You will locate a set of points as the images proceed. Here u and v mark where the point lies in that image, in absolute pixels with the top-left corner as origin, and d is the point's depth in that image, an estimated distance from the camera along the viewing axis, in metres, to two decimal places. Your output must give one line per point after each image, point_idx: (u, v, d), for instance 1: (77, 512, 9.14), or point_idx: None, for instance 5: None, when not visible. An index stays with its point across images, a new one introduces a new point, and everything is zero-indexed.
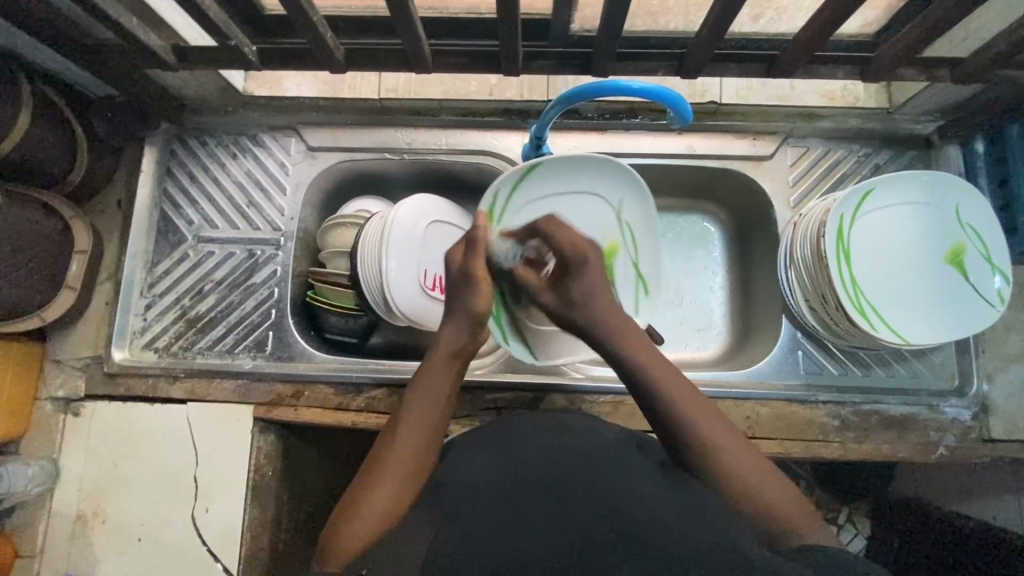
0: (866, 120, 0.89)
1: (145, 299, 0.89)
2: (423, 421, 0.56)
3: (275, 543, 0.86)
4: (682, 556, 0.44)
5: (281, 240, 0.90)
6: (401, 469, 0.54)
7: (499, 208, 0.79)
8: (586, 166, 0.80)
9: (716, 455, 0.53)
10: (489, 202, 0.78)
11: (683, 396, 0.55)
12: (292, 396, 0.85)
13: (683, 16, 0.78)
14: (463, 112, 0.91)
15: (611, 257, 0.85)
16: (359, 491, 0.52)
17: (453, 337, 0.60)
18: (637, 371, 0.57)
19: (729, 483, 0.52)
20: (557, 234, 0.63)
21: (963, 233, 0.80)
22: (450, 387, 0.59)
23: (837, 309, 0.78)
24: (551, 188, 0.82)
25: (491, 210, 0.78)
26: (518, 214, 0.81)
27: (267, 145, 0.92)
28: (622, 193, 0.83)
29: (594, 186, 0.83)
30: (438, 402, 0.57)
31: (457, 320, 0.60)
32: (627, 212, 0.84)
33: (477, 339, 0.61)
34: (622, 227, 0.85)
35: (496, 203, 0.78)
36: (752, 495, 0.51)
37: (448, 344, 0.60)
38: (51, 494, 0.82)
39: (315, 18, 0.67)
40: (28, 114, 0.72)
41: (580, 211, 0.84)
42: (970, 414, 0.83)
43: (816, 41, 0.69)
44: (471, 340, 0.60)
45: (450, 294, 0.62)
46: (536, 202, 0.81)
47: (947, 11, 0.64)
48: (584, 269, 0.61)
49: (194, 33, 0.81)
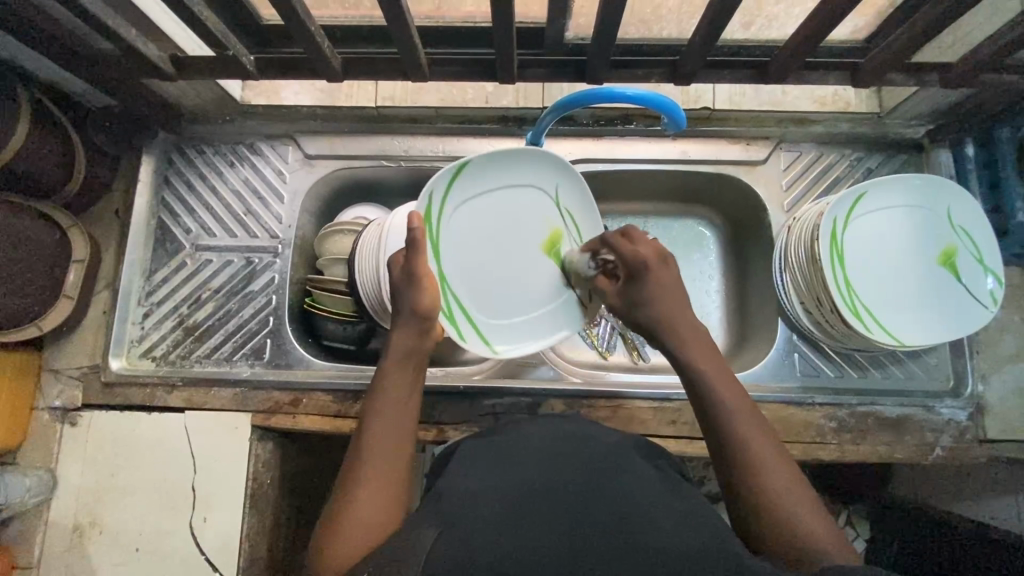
0: (857, 124, 0.90)
1: (143, 308, 0.89)
2: (390, 423, 0.60)
3: (272, 551, 0.86)
4: (676, 556, 0.45)
5: (278, 248, 0.90)
6: (378, 469, 0.57)
7: (435, 213, 0.73)
8: (522, 154, 0.77)
9: (762, 486, 0.53)
10: (423, 208, 0.72)
11: (743, 413, 0.57)
12: (290, 403, 0.85)
13: (676, 24, 0.78)
14: (459, 120, 0.92)
15: (552, 244, 0.81)
16: (343, 495, 0.55)
17: (405, 342, 0.64)
18: (702, 378, 0.61)
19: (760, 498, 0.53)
20: (620, 250, 0.68)
21: (956, 236, 0.81)
22: (408, 389, 0.63)
23: (832, 311, 0.78)
24: (487, 182, 0.77)
25: (427, 214, 0.73)
26: (456, 216, 0.76)
27: (264, 153, 0.92)
28: (557, 179, 0.80)
29: (528, 177, 0.79)
30: (399, 403, 0.61)
31: (405, 323, 0.65)
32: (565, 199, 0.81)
33: (426, 339, 0.66)
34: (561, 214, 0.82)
35: (431, 207, 0.73)
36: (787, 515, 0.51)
37: (397, 348, 0.64)
38: (49, 504, 0.82)
39: (313, 29, 0.68)
40: (28, 123, 0.73)
41: (520, 204, 0.80)
42: (966, 415, 0.83)
43: (806, 47, 0.70)
44: (420, 341, 0.65)
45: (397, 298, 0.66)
46: (471, 199, 0.76)
47: (935, 17, 0.65)
48: (649, 284, 0.66)
49: (193, 43, 0.81)
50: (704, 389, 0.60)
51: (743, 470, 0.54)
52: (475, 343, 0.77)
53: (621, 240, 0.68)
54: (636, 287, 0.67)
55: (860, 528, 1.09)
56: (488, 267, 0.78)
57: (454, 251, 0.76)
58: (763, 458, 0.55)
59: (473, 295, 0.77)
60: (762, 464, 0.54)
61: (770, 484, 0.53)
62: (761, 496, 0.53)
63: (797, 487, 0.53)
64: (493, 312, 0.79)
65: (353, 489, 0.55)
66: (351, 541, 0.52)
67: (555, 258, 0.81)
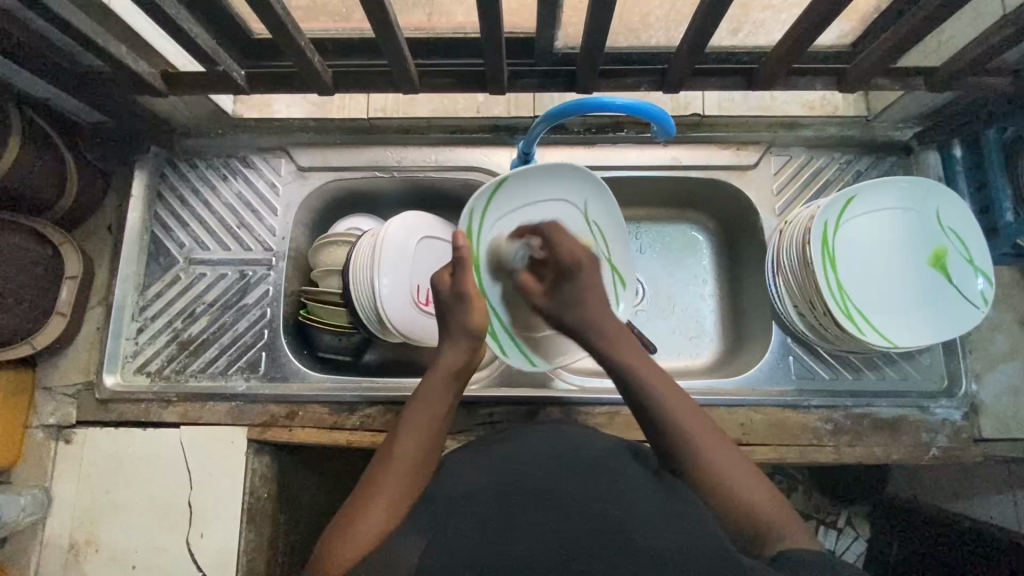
0: (846, 127, 0.91)
1: (137, 323, 0.89)
2: (421, 432, 0.60)
3: (269, 566, 0.86)
4: (670, 551, 0.45)
5: (272, 260, 0.90)
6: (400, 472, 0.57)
7: (475, 231, 0.77)
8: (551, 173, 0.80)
9: (706, 464, 0.55)
10: (466, 226, 0.76)
11: (669, 393, 0.60)
12: (286, 416, 0.84)
13: (665, 32, 0.79)
14: (451, 130, 0.93)
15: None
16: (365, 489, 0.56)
17: (453, 359, 0.66)
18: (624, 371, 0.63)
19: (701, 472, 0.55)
20: (556, 246, 0.72)
21: (945, 237, 0.81)
22: (447, 405, 0.64)
23: (824, 314, 0.79)
24: (520, 200, 0.80)
25: (469, 233, 0.77)
26: (496, 230, 0.79)
27: (257, 166, 0.93)
28: (586, 194, 0.83)
29: (563, 194, 0.83)
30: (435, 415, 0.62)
31: (455, 342, 0.67)
32: (592, 212, 0.84)
33: (473, 360, 0.67)
34: (590, 226, 0.84)
35: (472, 224, 0.77)
36: (728, 488, 0.54)
37: (446, 362, 0.66)
38: (44, 523, 0.81)
39: (303, 43, 0.68)
40: (18, 142, 0.73)
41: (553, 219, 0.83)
42: (961, 414, 0.83)
43: (793, 54, 0.71)
44: (468, 359, 0.67)
45: (445, 318, 0.68)
46: (506, 216, 0.80)
47: (918, 23, 0.65)
48: (576, 284, 0.70)
49: (184, 58, 0.81)
50: (628, 379, 0.62)
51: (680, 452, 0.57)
52: (516, 357, 0.82)
53: (557, 237, 0.72)
54: (565, 286, 0.70)
55: (860, 528, 1.09)
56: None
57: (497, 271, 0.80)
58: (703, 441, 0.57)
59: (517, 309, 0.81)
60: (700, 440, 0.57)
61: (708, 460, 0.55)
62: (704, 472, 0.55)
63: (732, 459, 0.56)
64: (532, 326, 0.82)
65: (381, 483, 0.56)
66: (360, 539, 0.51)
67: None
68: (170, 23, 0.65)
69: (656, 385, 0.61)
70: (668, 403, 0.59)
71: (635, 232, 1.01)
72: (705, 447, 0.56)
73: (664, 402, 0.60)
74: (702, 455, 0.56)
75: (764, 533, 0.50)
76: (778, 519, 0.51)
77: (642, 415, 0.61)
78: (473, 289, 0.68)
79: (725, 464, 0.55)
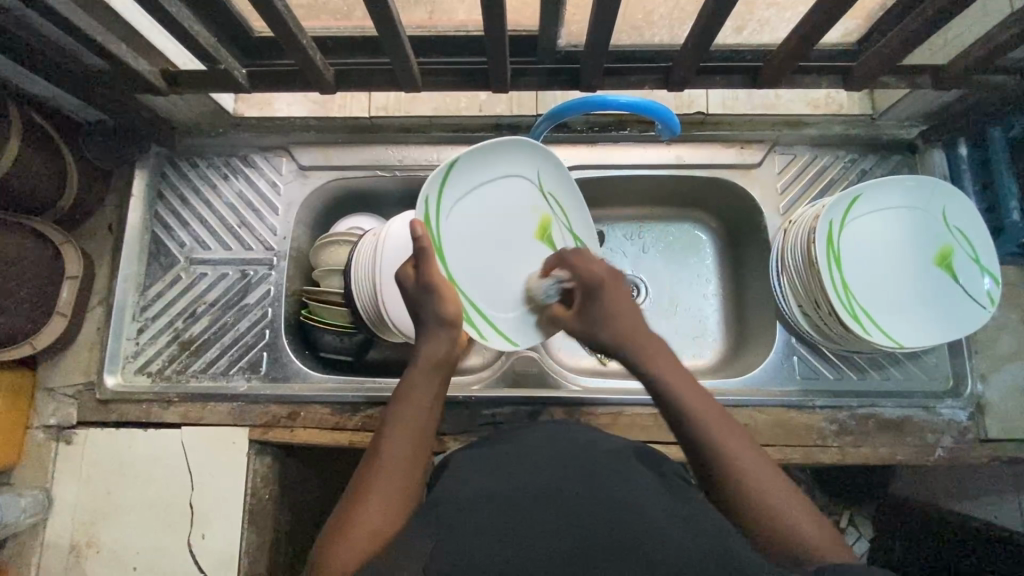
0: (850, 126, 0.90)
1: (137, 323, 0.88)
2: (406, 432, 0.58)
3: (271, 567, 0.86)
4: (687, 551, 0.45)
5: (273, 260, 0.90)
6: (388, 477, 0.56)
7: (432, 213, 0.71)
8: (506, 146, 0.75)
9: (754, 494, 0.51)
10: (422, 214, 0.69)
11: (709, 416, 0.56)
12: (288, 416, 0.84)
13: (669, 30, 0.78)
14: (454, 128, 0.92)
15: (545, 231, 0.80)
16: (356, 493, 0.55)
17: (434, 351, 0.62)
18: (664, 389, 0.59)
19: (749, 502, 0.51)
20: (579, 269, 0.69)
21: (951, 237, 0.81)
22: (431, 398, 0.62)
23: (830, 314, 0.78)
24: (475, 177, 0.74)
25: (426, 221, 0.70)
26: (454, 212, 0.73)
27: (258, 165, 0.92)
28: (542, 167, 0.79)
29: (517, 166, 0.78)
30: (419, 412, 0.60)
31: (432, 335, 0.63)
32: (549, 184, 0.80)
33: (455, 348, 0.64)
34: (546, 199, 0.81)
35: (428, 213, 0.71)
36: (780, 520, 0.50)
37: (428, 356, 0.62)
38: (45, 524, 0.81)
39: (304, 40, 0.68)
40: (18, 141, 0.72)
41: (510, 194, 0.78)
42: (966, 415, 0.83)
43: (798, 51, 0.70)
44: (450, 350, 0.63)
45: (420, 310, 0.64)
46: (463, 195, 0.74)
47: (926, 21, 0.65)
48: (604, 296, 0.65)
49: (184, 57, 0.81)
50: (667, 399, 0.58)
51: (724, 480, 0.53)
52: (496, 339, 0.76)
53: (580, 261, 0.70)
54: (592, 305, 0.65)
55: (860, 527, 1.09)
56: (492, 263, 0.77)
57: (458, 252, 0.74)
58: (749, 466, 0.53)
59: (485, 291, 0.76)
60: (744, 466, 0.53)
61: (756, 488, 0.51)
62: (755, 501, 0.51)
63: (771, 478, 0.52)
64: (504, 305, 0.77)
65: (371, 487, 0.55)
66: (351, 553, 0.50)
67: (550, 242, 0.80)
68: (171, 21, 0.65)
69: (695, 404, 0.57)
70: (710, 427, 0.55)
71: (637, 232, 1.00)
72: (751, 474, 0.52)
73: (705, 419, 0.56)
74: (749, 483, 0.52)
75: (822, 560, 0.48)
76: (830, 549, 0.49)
77: (683, 438, 0.56)
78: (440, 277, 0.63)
79: (774, 490, 0.51)
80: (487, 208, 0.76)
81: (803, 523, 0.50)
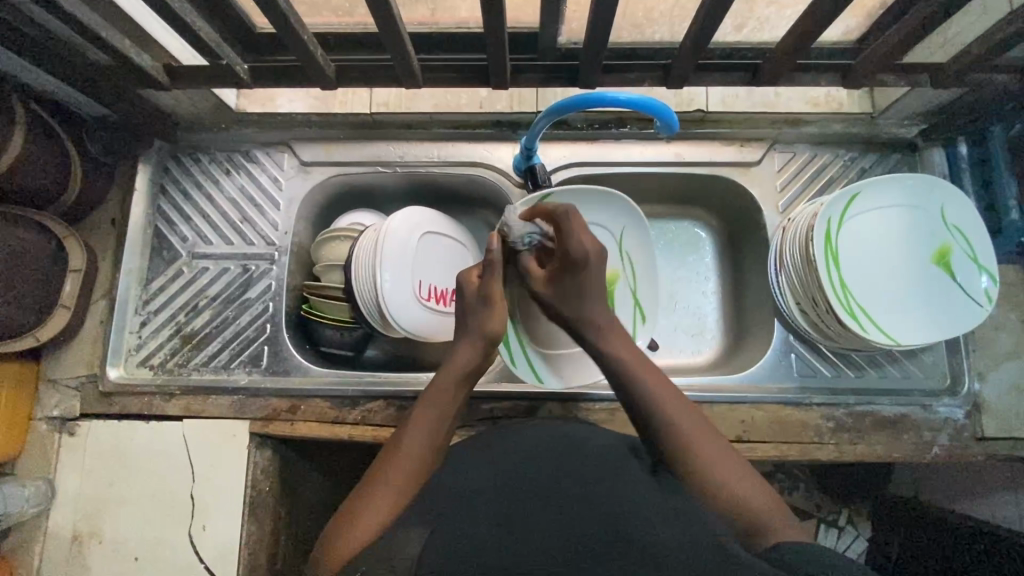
0: (850, 124, 0.90)
1: (140, 316, 0.89)
2: (428, 429, 0.59)
3: (271, 559, 0.86)
4: (669, 545, 0.45)
5: (275, 255, 0.91)
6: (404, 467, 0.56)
7: None
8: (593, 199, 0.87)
9: (698, 464, 0.53)
10: None
11: (660, 388, 0.59)
12: (288, 410, 0.85)
13: (669, 27, 0.78)
14: (455, 125, 0.93)
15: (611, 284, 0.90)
16: (362, 491, 0.55)
17: (465, 358, 0.64)
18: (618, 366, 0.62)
19: (695, 473, 0.53)
20: (571, 238, 0.64)
21: (950, 235, 0.81)
22: (455, 406, 0.62)
23: (827, 311, 0.78)
24: None
25: None
26: None
27: (260, 161, 0.93)
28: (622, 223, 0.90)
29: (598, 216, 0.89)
30: (442, 415, 0.61)
31: (470, 342, 0.65)
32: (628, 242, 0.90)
33: (484, 361, 0.66)
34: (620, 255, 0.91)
35: None
36: (725, 490, 0.51)
37: (456, 363, 0.64)
38: (47, 515, 0.82)
39: (305, 37, 0.68)
40: (22, 135, 0.73)
41: None
42: (963, 413, 0.83)
43: (797, 49, 0.70)
44: (481, 361, 0.65)
45: (466, 317, 0.67)
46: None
47: (924, 18, 0.65)
48: (582, 277, 0.65)
49: (188, 52, 0.82)
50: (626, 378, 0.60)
51: (671, 452, 0.55)
52: (524, 368, 0.85)
53: (574, 226, 0.64)
54: (565, 277, 0.65)
55: (860, 527, 1.07)
56: None
57: None
58: (696, 438, 0.55)
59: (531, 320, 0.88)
60: (691, 438, 0.55)
61: (702, 460, 0.53)
62: (701, 473, 0.53)
63: (718, 450, 0.54)
64: (541, 340, 0.88)
65: (378, 484, 0.55)
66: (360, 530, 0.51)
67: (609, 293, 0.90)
68: (174, 16, 0.66)
69: (648, 377, 0.60)
70: (659, 399, 0.58)
71: None
72: (698, 444, 0.54)
73: (653, 390, 0.58)
74: (695, 456, 0.54)
75: (762, 525, 0.49)
76: (774, 513, 0.50)
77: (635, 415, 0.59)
78: (499, 292, 0.66)
79: (720, 462, 0.53)
80: None
81: (749, 491, 0.51)
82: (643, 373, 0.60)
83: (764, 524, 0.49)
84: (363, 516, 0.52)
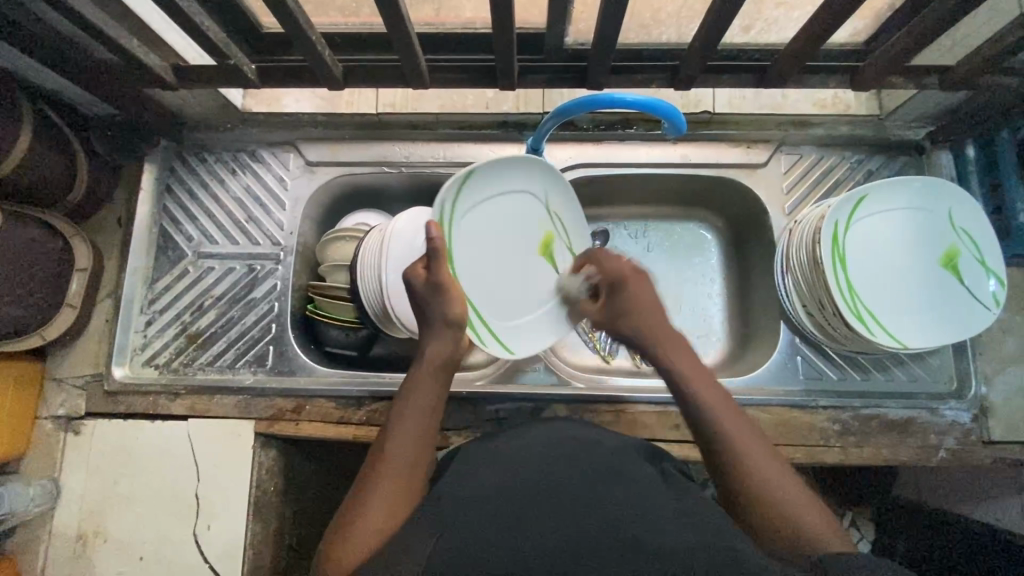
0: (857, 126, 0.90)
1: (145, 316, 0.89)
2: (415, 426, 0.60)
3: (276, 559, 0.86)
4: (681, 547, 0.45)
5: (280, 255, 0.91)
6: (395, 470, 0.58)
7: (448, 215, 0.75)
8: (521, 163, 0.79)
9: (755, 483, 0.55)
10: (438, 216, 0.73)
11: (718, 406, 0.60)
12: (293, 410, 0.85)
13: (676, 29, 0.78)
14: (461, 125, 0.93)
15: (547, 247, 0.84)
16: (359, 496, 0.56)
17: (439, 351, 0.64)
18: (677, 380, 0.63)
19: (752, 493, 0.54)
20: (607, 262, 0.73)
21: (958, 238, 0.81)
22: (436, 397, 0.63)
23: (834, 314, 0.78)
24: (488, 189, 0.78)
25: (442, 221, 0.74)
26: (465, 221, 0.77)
27: (266, 160, 0.93)
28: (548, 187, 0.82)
29: (524, 183, 0.81)
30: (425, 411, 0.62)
31: (436, 334, 0.65)
32: (556, 204, 0.84)
33: (459, 350, 0.66)
34: (550, 217, 0.84)
35: (444, 213, 0.74)
36: (779, 510, 0.53)
37: (432, 357, 0.64)
38: (52, 514, 0.82)
39: (313, 36, 0.68)
40: (30, 133, 0.73)
41: (511, 211, 0.81)
42: (970, 416, 0.83)
43: (805, 51, 0.70)
44: (454, 350, 0.65)
45: (423, 310, 0.66)
46: (475, 206, 0.78)
47: (933, 21, 0.65)
48: (628, 293, 0.69)
49: (194, 52, 0.82)
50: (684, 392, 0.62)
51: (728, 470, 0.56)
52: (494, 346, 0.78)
53: (602, 256, 0.75)
54: (617, 296, 0.70)
55: (865, 531, 1.07)
56: (493, 274, 0.80)
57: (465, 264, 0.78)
58: (753, 456, 0.56)
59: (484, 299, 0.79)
60: (748, 456, 0.56)
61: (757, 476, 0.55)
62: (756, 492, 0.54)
63: (779, 471, 0.55)
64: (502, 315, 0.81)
65: (374, 488, 0.56)
66: (360, 537, 0.52)
67: (549, 258, 0.84)
68: (182, 15, 0.66)
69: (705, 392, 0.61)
70: (719, 417, 0.59)
71: (642, 231, 1.00)
72: (753, 461, 0.56)
73: (711, 406, 0.60)
74: (750, 475, 0.55)
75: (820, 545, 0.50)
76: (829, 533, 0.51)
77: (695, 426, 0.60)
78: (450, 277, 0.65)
79: (773, 482, 0.55)
80: (490, 222, 0.80)
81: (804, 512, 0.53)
82: (709, 395, 0.61)
83: (818, 543, 0.50)
84: (360, 523, 0.53)
